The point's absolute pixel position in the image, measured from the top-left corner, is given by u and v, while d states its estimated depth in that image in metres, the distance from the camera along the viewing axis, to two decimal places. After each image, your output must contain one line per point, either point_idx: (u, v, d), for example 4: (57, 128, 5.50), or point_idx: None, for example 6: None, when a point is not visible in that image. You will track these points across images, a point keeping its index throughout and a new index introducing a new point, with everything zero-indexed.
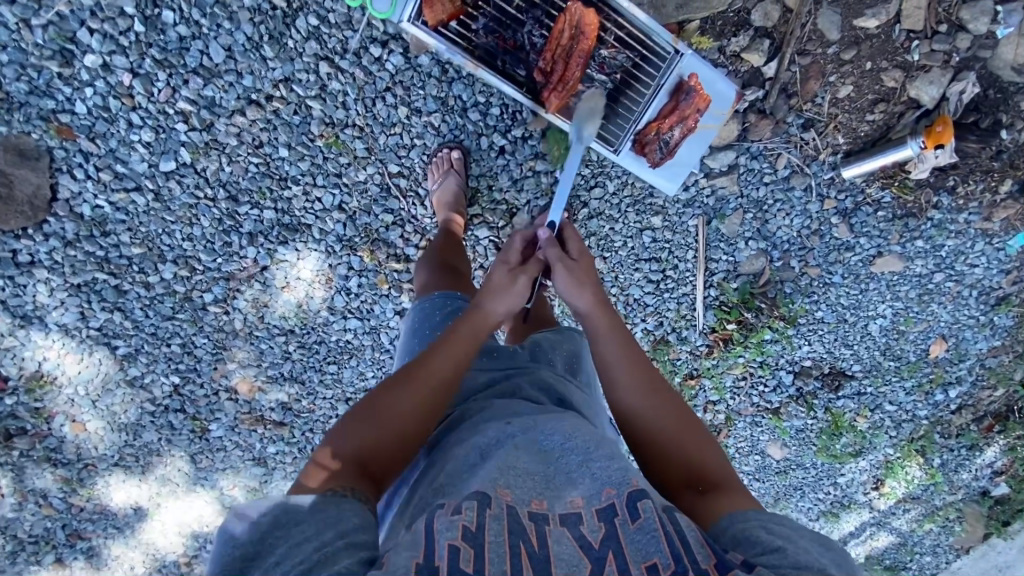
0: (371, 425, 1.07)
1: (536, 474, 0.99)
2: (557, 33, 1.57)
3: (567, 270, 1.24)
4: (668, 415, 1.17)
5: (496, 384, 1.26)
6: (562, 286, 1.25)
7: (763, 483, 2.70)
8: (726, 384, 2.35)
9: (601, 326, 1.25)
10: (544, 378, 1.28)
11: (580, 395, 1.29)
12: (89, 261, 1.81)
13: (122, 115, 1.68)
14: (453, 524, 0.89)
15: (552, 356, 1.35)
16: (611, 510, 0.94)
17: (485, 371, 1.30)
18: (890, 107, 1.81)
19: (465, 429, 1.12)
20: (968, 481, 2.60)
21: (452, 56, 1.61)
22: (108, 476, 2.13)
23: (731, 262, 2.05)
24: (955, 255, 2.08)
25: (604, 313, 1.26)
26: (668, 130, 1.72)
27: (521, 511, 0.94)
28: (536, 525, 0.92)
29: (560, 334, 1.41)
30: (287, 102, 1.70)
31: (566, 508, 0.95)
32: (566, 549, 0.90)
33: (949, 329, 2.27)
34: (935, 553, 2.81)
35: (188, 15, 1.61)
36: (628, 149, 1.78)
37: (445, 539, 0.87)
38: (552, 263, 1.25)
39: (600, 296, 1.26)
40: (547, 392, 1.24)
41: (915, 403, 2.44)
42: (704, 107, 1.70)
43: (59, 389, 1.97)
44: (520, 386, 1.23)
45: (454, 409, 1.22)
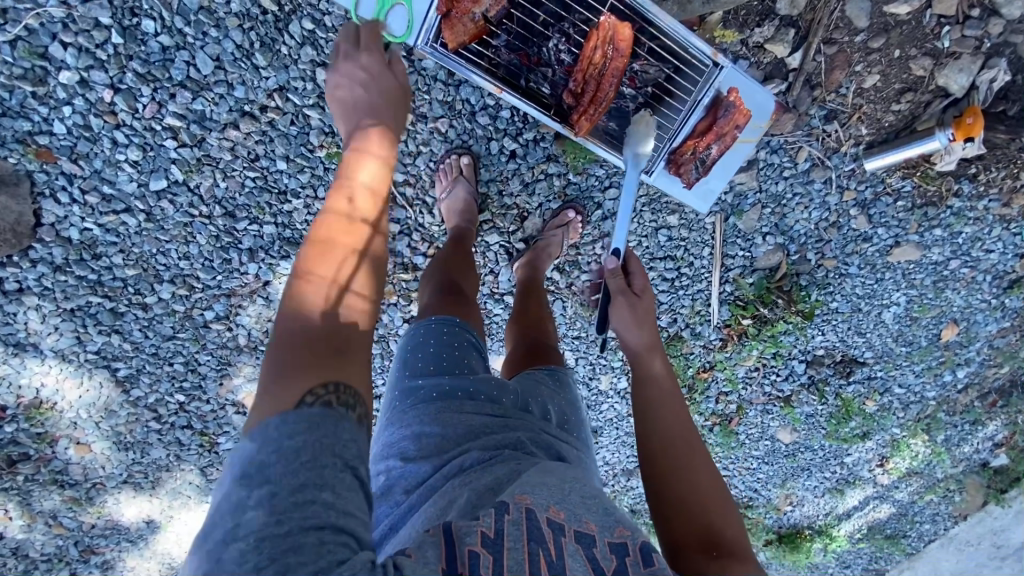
0: (313, 298, 0.87)
1: (551, 488, 0.90)
2: (589, 50, 1.52)
3: (627, 303, 1.39)
4: (696, 474, 1.14)
5: (493, 430, 1.05)
6: (621, 322, 1.39)
7: (770, 466, 2.48)
8: (738, 376, 2.25)
9: (651, 370, 1.32)
10: (543, 434, 1.09)
11: (578, 454, 1.13)
12: (81, 286, 1.75)
13: (105, 134, 1.62)
14: (470, 529, 0.79)
15: (547, 406, 1.18)
16: (625, 549, 0.84)
17: (482, 415, 1.07)
18: (918, 96, 1.78)
19: (471, 472, 0.95)
20: (969, 454, 2.43)
21: (476, 79, 1.58)
22: (118, 493, 2.09)
23: (747, 257, 2.03)
24: (972, 241, 1.99)
25: (656, 358, 1.34)
26: (704, 149, 1.67)
27: (539, 518, 0.83)
28: (555, 535, 0.81)
29: (558, 382, 1.28)
30: (283, 112, 1.65)
31: (582, 527, 0.85)
32: (582, 568, 0.79)
33: (961, 313, 2.14)
34: (933, 522, 2.62)
35: (171, 24, 1.54)
36: (662, 168, 1.74)
37: (466, 545, 0.77)
38: (613, 291, 1.41)
39: (655, 339, 1.36)
40: (545, 448, 1.06)
41: (923, 384, 2.28)
42: (743, 122, 1.64)
43: (61, 414, 1.91)
44: (522, 440, 1.04)
45: (451, 457, 1.00)
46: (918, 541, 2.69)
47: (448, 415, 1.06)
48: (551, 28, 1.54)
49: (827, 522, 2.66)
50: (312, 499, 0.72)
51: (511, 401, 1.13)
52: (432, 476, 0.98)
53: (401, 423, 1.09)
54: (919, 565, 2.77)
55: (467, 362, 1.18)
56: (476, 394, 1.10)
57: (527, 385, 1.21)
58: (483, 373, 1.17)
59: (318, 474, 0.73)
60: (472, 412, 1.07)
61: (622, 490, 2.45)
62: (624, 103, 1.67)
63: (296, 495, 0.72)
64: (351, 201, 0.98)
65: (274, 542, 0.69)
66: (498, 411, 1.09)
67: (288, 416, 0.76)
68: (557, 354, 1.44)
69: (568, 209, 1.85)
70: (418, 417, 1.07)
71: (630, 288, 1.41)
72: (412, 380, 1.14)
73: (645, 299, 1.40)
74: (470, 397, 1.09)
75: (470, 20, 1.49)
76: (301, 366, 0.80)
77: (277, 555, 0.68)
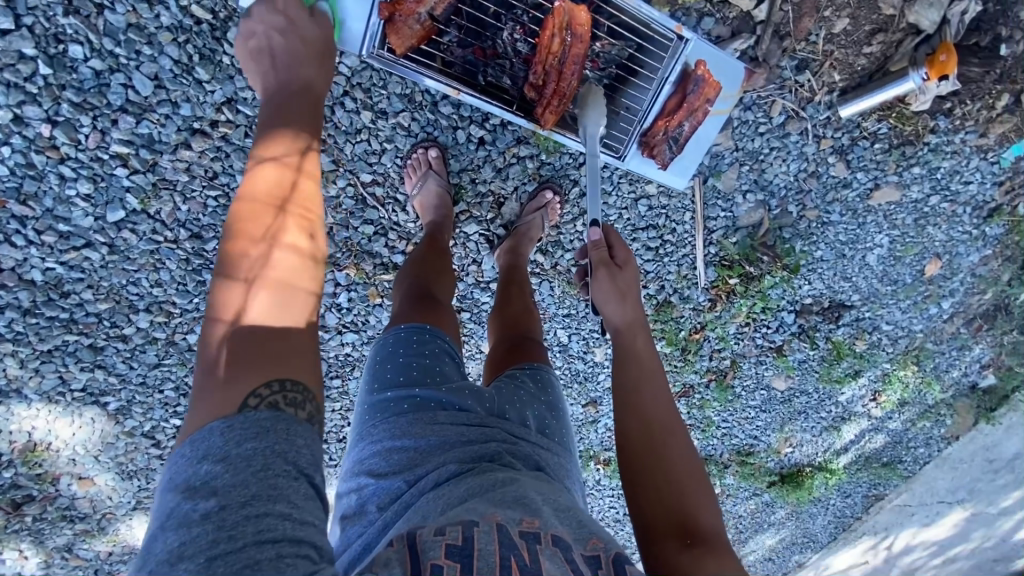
0: (258, 297, 0.86)
1: (524, 502, 0.91)
2: (545, 39, 1.47)
3: (609, 277, 1.32)
4: (675, 457, 1.13)
5: (470, 440, 1.05)
6: (601, 297, 1.32)
7: (768, 415, 2.49)
8: (730, 333, 2.23)
9: (634, 347, 1.28)
10: (520, 444, 1.10)
11: (557, 460, 1.14)
12: (54, 326, 1.72)
13: (50, 170, 1.57)
14: (435, 543, 0.80)
15: (526, 411, 1.18)
16: (598, 560, 0.86)
17: (457, 425, 1.07)
18: (888, 37, 1.78)
19: (447, 488, 0.96)
20: (958, 378, 2.47)
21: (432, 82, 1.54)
22: (130, 519, 2.07)
23: (729, 217, 2.02)
24: (951, 175, 1.98)
25: (640, 334, 1.30)
26: (677, 126, 1.68)
27: (512, 532, 0.84)
28: (527, 544, 0.83)
29: (539, 384, 1.28)
30: (235, 126, 1.61)
31: (557, 533, 0.87)
32: (557, 568, 0.81)
33: (943, 248, 2.13)
34: (927, 445, 2.66)
35: (100, 47, 1.49)
36: (636, 151, 1.75)
37: (427, 561, 0.78)
38: (594, 264, 1.33)
39: (638, 313, 1.31)
40: (523, 459, 1.08)
41: (911, 318, 2.28)
42: (713, 94, 1.64)
43: (57, 454, 1.89)
44: (500, 451, 1.05)
45: (426, 472, 1.00)
46: (914, 465, 2.73)
47: (420, 427, 1.06)
48: (503, 18, 1.50)
49: (826, 458, 2.67)
50: (265, 512, 0.72)
51: (487, 409, 1.14)
52: (407, 492, 0.99)
53: (371, 438, 1.08)
54: (916, 488, 2.81)
55: (439, 370, 1.18)
56: (450, 404, 1.11)
57: (502, 390, 1.21)
58: (456, 380, 1.17)
59: (269, 484, 0.74)
60: (446, 423, 1.07)
61: None
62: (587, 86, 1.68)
63: (248, 509, 0.72)
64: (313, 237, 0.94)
65: (228, 559, 0.68)
66: (473, 420, 1.09)
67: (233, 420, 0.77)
68: (542, 351, 1.42)
69: (545, 190, 1.83)
70: (389, 432, 1.07)
71: (612, 261, 1.34)
72: (381, 392, 1.14)
73: (628, 272, 1.33)
74: (443, 407, 1.10)
75: (416, 21, 1.43)
76: (244, 370, 0.81)
77: (234, 572, 0.68)
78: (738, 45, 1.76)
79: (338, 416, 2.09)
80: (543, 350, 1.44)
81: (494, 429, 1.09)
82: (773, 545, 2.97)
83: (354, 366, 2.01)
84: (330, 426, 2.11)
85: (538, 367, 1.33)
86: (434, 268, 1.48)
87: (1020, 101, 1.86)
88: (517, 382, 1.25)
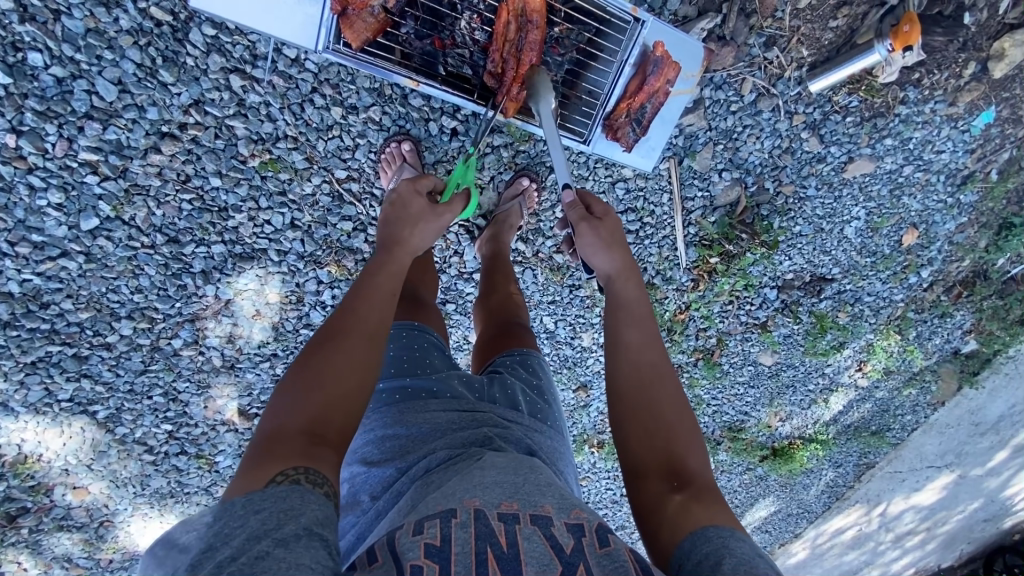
0: (332, 374, 0.95)
1: (505, 483, 0.91)
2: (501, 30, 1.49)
3: (591, 229, 1.30)
4: (665, 404, 1.14)
5: (461, 426, 1.09)
6: (587, 249, 1.31)
7: (755, 391, 2.53)
8: (715, 312, 2.26)
9: (622, 296, 1.27)
10: (511, 428, 1.12)
11: (549, 444, 1.16)
12: (36, 337, 1.71)
13: (19, 181, 1.56)
14: (414, 544, 0.79)
15: (516, 396, 1.21)
16: (581, 529, 0.86)
17: (448, 412, 1.13)
18: (853, 10, 1.81)
19: (437, 472, 0.97)
20: (940, 345, 2.51)
21: (390, 75, 1.52)
22: (127, 526, 2.08)
23: (707, 197, 2.04)
24: (923, 145, 2.00)
25: (630, 282, 1.28)
26: (640, 108, 1.71)
27: (490, 515, 0.85)
28: (506, 526, 0.83)
29: (530, 369, 1.32)
30: (204, 127, 1.60)
31: (537, 511, 0.87)
32: (537, 548, 0.81)
33: (919, 217, 2.16)
34: (913, 413, 2.71)
35: (60, 54, 1.47)
36: (600, 135, 1.76)
37: (407, 561, 0.77)
38: (574, 221, 1.32)
39: (626, 261, 1.29)
40: (514, 442, 1.09)
41: (891, 289, 2.32)
42: (673, 75, 1.68)
43: (49, 465, 1.89)
44: (491, 435, 1.07)
45: (417, 458, 1.04)
46: (902, 432, 2.78)
47: (412, 415, 1.13)
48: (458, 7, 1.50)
49: (816, 430, 2.72)
50: (264, 555, 0.72)
51: (476, 396, 1.20)
52: (399, 479, 1.03)
53: (365, 428, 1.15)
54: (905, 454, 2.86)
55: (428, 362, 1.27)
56: (441, 393, 1.18)
57: (494, 379, 1.26)
58: (444, 371, 1.27)
59: (276, 534, 0.75)
60: (436, 410, 1.13)
61: None
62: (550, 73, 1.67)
63: (249, 552, 0.72)
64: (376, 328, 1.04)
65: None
66: (463, 406, 1.15)
67: (254, 495, 0.80)
68: (530, 336, 1.47)
69: (521, 177, 1.85)
70: (382, 421, 1.13)
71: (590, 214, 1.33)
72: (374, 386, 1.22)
73: (608, 222, 1.31)
74: (433, 396, 1.17)
75: (369, 14, 1.44)
76: (289, 447, 0.87)
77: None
78: (706, 24, 1.77)
79: None
80: (531, 334, 1.50)
81: (484, 414, 1.13)
82: (768, 517, 3.03)
83: None
84: None
85: (526, 353, 1.38)
86: (420, 274, 1.60)
87: (987, 68, 1.89)
88: (509, 368, 1.31)
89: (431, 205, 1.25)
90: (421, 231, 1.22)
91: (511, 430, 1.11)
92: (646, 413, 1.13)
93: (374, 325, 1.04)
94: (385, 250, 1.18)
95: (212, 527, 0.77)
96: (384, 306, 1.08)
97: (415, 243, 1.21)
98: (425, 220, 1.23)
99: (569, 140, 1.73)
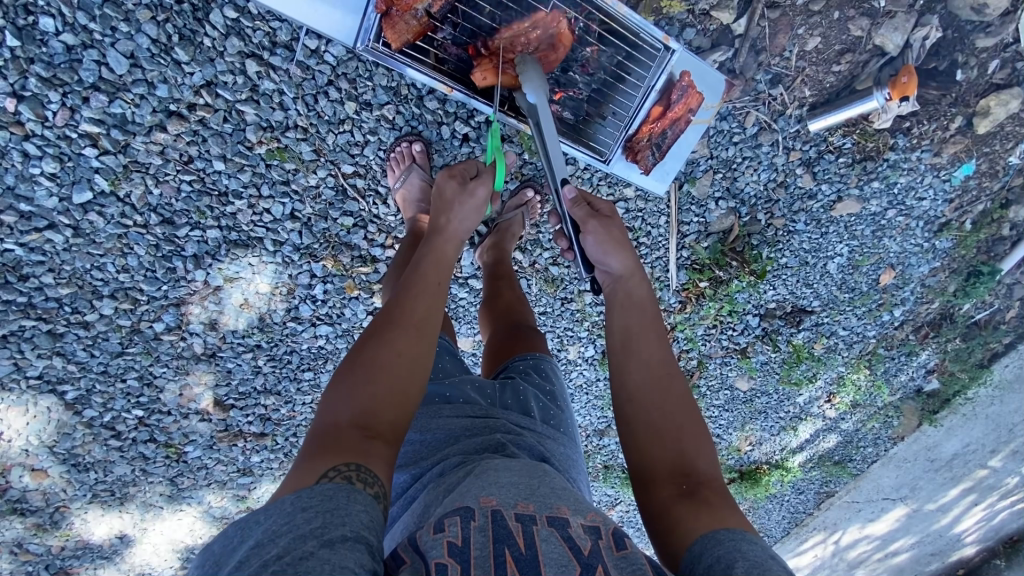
0: (383, 365, 0.99)
1: (520, 484, 0.93)
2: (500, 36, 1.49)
3: (600, 227, 1.35)
4: (674, 405, 1.19)
5: (474, 433, 1.11)
6: (597, 247, 1.35)
7: (729, 415, 2.59)
8: (698, 334, 2.31)
9: (633, 296, 1.33)
10: (524, 435, 1.13)
11: (562, 451, 1.17)
12: (11, 310, 1.65)
13: (12, 147, 1.50)
14: (436, 543, 0.81)
15: (528, 403, 1.23)
16: (598, 530, 0.88)
17: (460, 418, 1.15)
18: (855, 57, 1.88)
19: (451, 474, 1.00)
20: (905, 382, 2.62)
21: (422, 76, 1.55)
22: (84, 513, 2.00)
23: (702, 223, 2.09)
24: (906, 191, 2.09)
25: (639, 283, 1.34)
26: (660, 133, 1.76)
27: (507, 515, 0.86)
28: (523, 526, 0.85)
29: (543, 374, 1.35)
30: (214, 110, 1.57)
31: (553, 512, 0.89)
32: (554, 548, 0.83)
33: (897, 258, 2.26)
34: (875, 445, 2.81)
35: (72, 21, 1.42)
36: (619, 156, 1.81)
37: (432, 560, 0.79)
38: (583, 221, 1.36)
39: (634, 264, 1.34)
40: (526, 449, 1.10)
41: (865, 325, 2.41)
42: (695, 105, 1.73)
43: (9, 444, 1.81)
44: (504, 441, 1.08)
45: (430, 465, 1.07)
46: (862, 464, 2.88)
47: (425, 421, 1.15)
48: (498, 19, 1.49)
49: (783, 457, 2.79)
50: (307, 556, 0.73)
51: (489, 402, 1.21)
52: (412, 486, 1.07)
53: None
54: (864, 486, 2.95)
55: (439, 367, 1.31)
56: (453, 398, 1.20)
57: (506, 385, 1.27)
58: (456, 376, 1.30)
59: (320, 536, 0.76)
60: (450, 416, 1.15)
61: (595, 449, 2.49)
62: (576, 90, 1.68)
63: (294, 551, 0.73)
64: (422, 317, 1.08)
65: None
66: (475, 411, 1.16)
67: (303, 492, 0.83)
68: (541, 340, 1.50)
69: (526, 188, 1.87)
70: None
71: (597, 211, 1.39)
72: None
73: (616, 222, 1.37)
74: (447, 401, 1.18)
75: (412, 17, 1.43)
76: (345, 441, 0.91)
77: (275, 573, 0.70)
78: (718, 57, 1.83)
79: (308, 409, 2.06)
80: (542, 339, 1.52)
81: (497, 420, 1.14)
82: None
83: (326, 359, 1.98)
84: (299, 419, 2.07)
85: (538, 358, 1.41)
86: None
87: (972, 124, 1.98)
88: (522, 375, 1.33)
89: (462, 188, 1.33)
90: (460, 219, 1.29)
91: (523, 433, 1.14)
92: (657, 412, 1.18)
93: (421, 318, 1.08)
94: (428, 243, 1.23)
95: (262, 526, 0.79)
96: (432, 298, 1.12)
97: (458, 228, 1.28)
98: (459, 205, 1.30)
99: (588, 157, 1.78)
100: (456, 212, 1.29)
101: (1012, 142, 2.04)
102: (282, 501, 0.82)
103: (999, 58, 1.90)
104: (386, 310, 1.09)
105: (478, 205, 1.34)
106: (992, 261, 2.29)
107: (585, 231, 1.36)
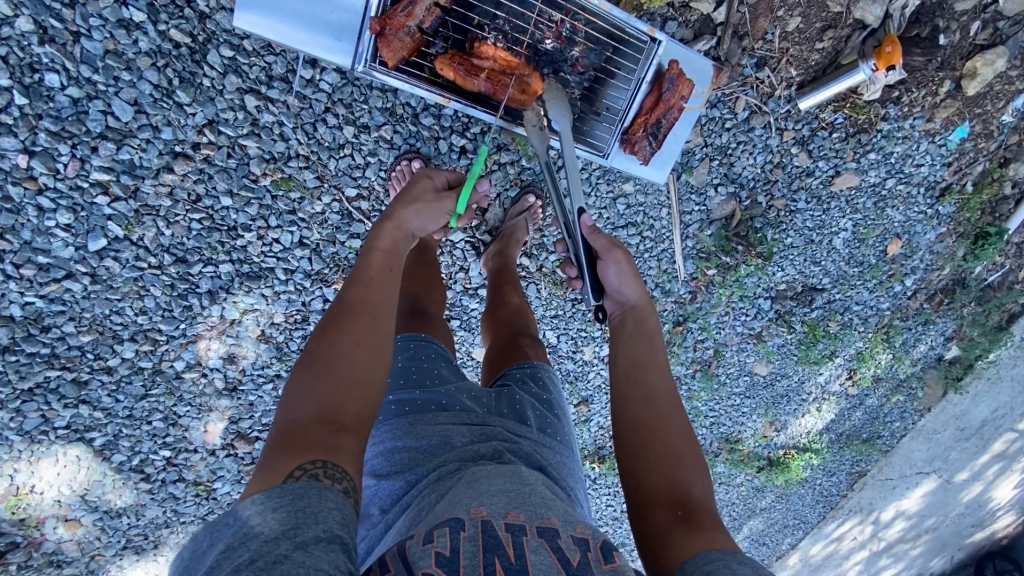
0: (343, 356, 1.00)
1: (510, 493, 0.93)
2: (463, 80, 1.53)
3: (623, 257, 1.39)
4: (680, 436, 1.20)
5: (472, 440, 1.11)
6: (616, 277, 1.40)
7: (751, 401, 2.57)
8: (712, 323, 2.30)
9: (643, 327, 1.37)
10: (520, 443, 1.13)
11: (558, 459, 1.17)
12: (35, 362, 1.68)
13: (28, 202, 1.54)
14: (425, 553, 0.80)
15: (526, 412, 1.23)
16: (587, 543, 0.88)
17: (457, 425, 1.14)
18: (837, 32, 1.91)
19: (444, 482, 1.00)
20: (925, 352, 2.60)
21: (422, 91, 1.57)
22: (120, 560, 2.00)
23: (703, 211, 2.11)
24: (904, 159, 2.10)
25: (648, 316, 1.39)
26: (655, 123, 1.74)
27: (497, 526, 0.86)
28: (513, 536, 0.85)
29: (540, 382, 1.34)
30: (217, 147, 1.61)
31: (543, 523, 0.88)
32: (544, 560, 0.82)
33: (903, 227, 2.25)
34: (902, 419, 2.78)
35: (77, 74, 1.48)
36: (617, 149, 1.81)
37: (419, 569, 0.78)
38: (603, 250, 1.40)
39: (647, 298, 1.40)
40: (522, 457, 1.10)
41: (878, 298, 2.40)
42: (687, 92, 1.72)
43: (41, 496, 1.82)
44: (500, 449, 1.09)
45: (427, 471, 1.06)
46: (891, 439, 2.85)
47: (422, 427, 1.14)
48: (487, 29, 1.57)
49: (810, 439, 2.77)
50: (281, 559, 0.72)
51: (485, 410, 1.21)
52: (407, 492, 1.06)
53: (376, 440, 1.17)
54: (895, 461, 2.92)
55: (436, 373, 1.30)
56: (450, 406, 1.19)
57: (502, 394, 1.27)
58: (453, 382, 1.29)
59: (292, 538, 0.76)
60: (447, 423, 1.15)
61: None
62: (569, 90, 1.71)
63: (268, 555, 0.73)
64: (375, 311, 1.09)
65: None
66: (472, 419, 1.17)
67: (273, 492, 0.82)
68: (538, 349, 1.50)
69: (527, 195, 1.91)
70: (391, 434, 1.16)
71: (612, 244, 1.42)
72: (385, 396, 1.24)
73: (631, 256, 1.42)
74: (443, 409, 1.18)
75: (406, 33, 1.47)
76: (310, 438, 0.90)
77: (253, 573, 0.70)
78: (701, 45, 1.86)
79: None
80: (541, 348, 1.52)
81: (494, 428, 1.15)
82: (765, 529, 3.05)
83: None
84: None
85: (535, 365, 1.40)
86: (425, 285, 1.61)
87: (961, 86, 2.00)
88: (520, 383, 1.33)
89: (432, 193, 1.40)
90: (418, 216, 1.32)
91: (518, 441, 1.13)
92: (662, 434, 1.19)
93: (375, 305, 1.10)
94: (377, 234, 1.23)
95: (232, 529, 0.79)
96: (384, 290, 1.14)
97: (412, 222, 1.30)
98: (423, 203, 1.34)
99: (587, 153, 1.78)
100: (416, 207, 1.32)
101: (1003, 101, 2.05)
102: (250, 506, 0.81)
103: (980, 19, 1.92)
104: (340, 303, 1.09)
105: (439, 212, 1.40)
106: (997, 221, 2.29)
107: (604, 261, 1.41)
